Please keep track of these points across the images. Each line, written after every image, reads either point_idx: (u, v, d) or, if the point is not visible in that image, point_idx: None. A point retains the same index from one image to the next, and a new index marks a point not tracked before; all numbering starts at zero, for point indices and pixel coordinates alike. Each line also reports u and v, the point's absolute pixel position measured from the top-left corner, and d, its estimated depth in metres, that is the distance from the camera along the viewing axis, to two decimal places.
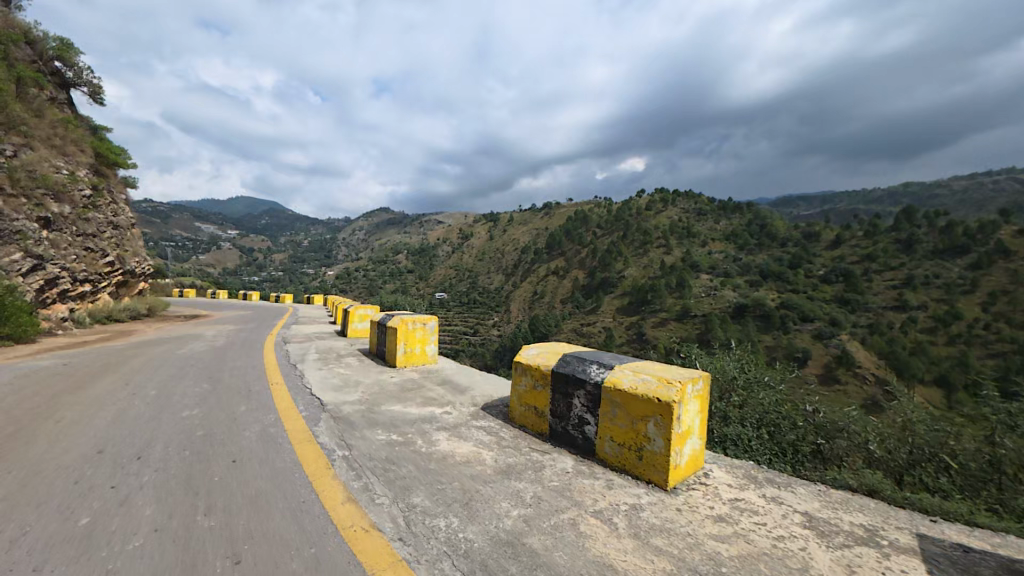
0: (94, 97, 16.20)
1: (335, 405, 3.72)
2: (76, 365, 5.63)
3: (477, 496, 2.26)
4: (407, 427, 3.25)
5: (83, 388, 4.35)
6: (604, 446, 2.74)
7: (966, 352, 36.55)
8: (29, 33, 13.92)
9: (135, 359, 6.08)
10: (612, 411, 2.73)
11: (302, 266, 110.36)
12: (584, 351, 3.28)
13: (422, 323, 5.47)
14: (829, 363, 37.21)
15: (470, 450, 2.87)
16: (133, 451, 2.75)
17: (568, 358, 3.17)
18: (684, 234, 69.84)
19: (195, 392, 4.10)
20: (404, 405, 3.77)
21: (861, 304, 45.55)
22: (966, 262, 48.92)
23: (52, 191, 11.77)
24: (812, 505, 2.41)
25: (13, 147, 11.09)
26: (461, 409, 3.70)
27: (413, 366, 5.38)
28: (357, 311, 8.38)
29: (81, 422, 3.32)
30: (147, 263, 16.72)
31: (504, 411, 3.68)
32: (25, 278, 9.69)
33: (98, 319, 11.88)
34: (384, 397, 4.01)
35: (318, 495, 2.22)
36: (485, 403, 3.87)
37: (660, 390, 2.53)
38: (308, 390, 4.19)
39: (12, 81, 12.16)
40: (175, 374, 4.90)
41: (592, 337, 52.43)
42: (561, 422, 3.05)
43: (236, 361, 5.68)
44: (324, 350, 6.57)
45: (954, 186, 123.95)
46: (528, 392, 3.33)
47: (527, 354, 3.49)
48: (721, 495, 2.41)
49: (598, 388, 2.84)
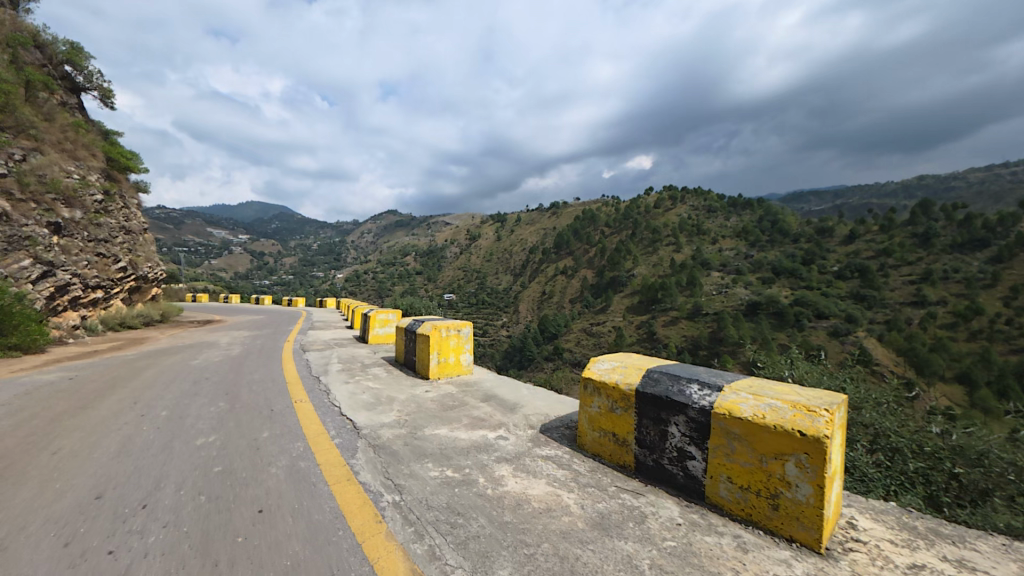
0: (104, 101, 16.05)
1: (371, 429, 3.21)
2: (83, 380, 5.19)
3: (580, 567, 1.71)
4: (462, 458, 2.71)
5: (89, 409, 3.89)
6: (717, 487, 2.20)
7: (988, 348, 35.26)
8: (39, 37, 13.74)
9: (147, 371, 5.61)
10: (728, 445, 2.17)
11: (312, 269, 111.38)
12: (675, 367, 2.73)
13: (456, 330, 4.97)
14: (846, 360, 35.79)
15: (546, 492, 2.33)
16: (139, 498, 2.24)
17: (656, 375, 2.62)
18: (694, 232, 68.71)
19: (210, 414, 3.59)
20: (449, 428, 3.24)
21: (877, 300, 44.08)
22: (986, 255, 47.26)
23: (63, 196, 11.52)
24: (1010, 571, 1.85)
25: (22, 151, 10.84)
26: (518, 433, 3.16)
27: (447, 377, 4.87)
28: (378, 315, 7.90)
29: (79, 455, 2.83)
30: (160, 267, 16.43)
31: (568, 435, 3.15)
32: (35, 285, 9.34)
33: (111, 326, 11.61)
34: (425, 419, 3.47)
35: (373, 568, 1.69)
36: (543, 424, 3.33)
37: (800, 419, 1.98)
38: (336, 411, 3.68)
39: (22, 85, 11.93)
40: (187, 390, 4.41)
41: (602, 337, 51.83)
42: (648, 453, 2.52)
43: (255, 373, 5.21)
44: (347, 360, 6.06)
45: (971, 177, 120.23)
46: (602, 415, 2.80)
47: (597, 368, 2.95)
48: (893, 560, 1.84)
49: (704, 415, 2.29)
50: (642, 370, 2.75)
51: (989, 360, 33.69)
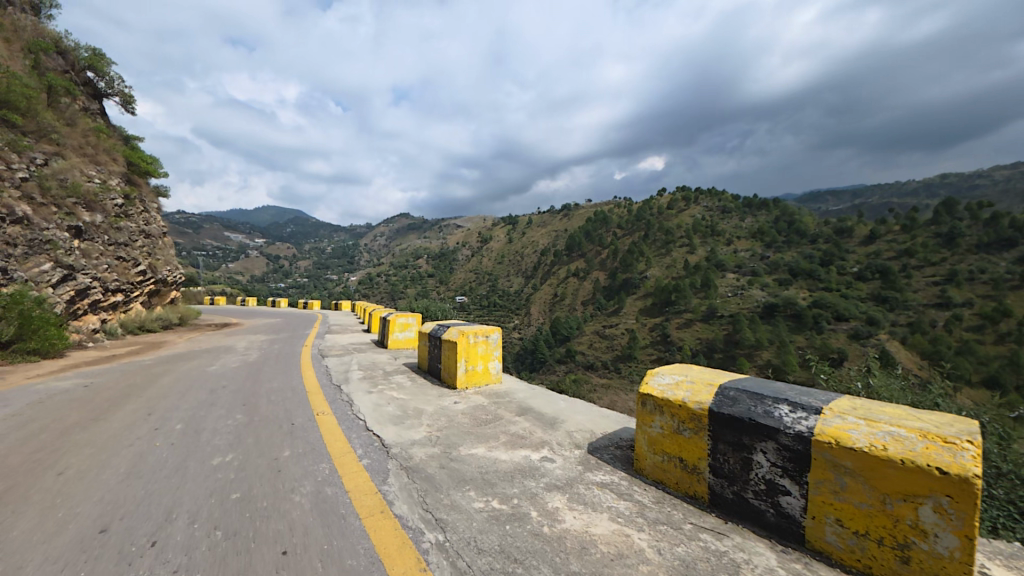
0: (125, 106, 16.24)
1: (402, 448, 2.90)
2: (98, 387, 5.02)
3: None
4: (507, 486, 2.39)
5: (101, 421, 3.67)
6: (823, 530, 1.85)
7: (1017, 351, 32.91)
8: (60, 43, 13.93)
9: (163, 379, 5.41)
10: (838, 480, 1.82)
11: (326, 272, 112.54)
12: (752, 381, 2.38)
13: (485, 336, 4.65)
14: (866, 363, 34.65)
15: (611, 531, 1.99)
16: (149, 533, 1.96)
17: (732, 394, 2.26)
18: (709, 233, 67.42)
19: (227, 428, 3.33)
20: (487, 448, 2.92)
21: (900, 301, 42.55)
22: (1014, 255, 45.14)
23: (84, 200, 11.56)
24: None
25: (44, 156, 10.93)
26: (564, 455, 2.83)
27: (476, 387, 4.55)
28: (398, 319, 7.62)
29: (88, 477, 2.59)
30: (179, 270, 16.50)
31: (621, 457, 2.81)
32: (55, 289, 9.31)
33: (130, 330, 11.59)
34: (458, 436, 3.15)
35: None
36: (591, 444, 3.00)
37: (937, 453, 1.62)
38: (361, 425, 3.39)
39: (44, 91, 12.05)
40: (204, 400, 4.18)
41: (614, 339, 51.22)
42: (725, 483, 2.18)
43: (273, 382, 4.96)
44: (368, 366, 5.78)
45: (997, 175, 115.62)
46: (666, 437, 2.45)
47: (656, 383, 2.60)
48: None
49: (801, 443, 1.93)
50: (713, 386, 2.40)
51: (1017, 364, 30.91)
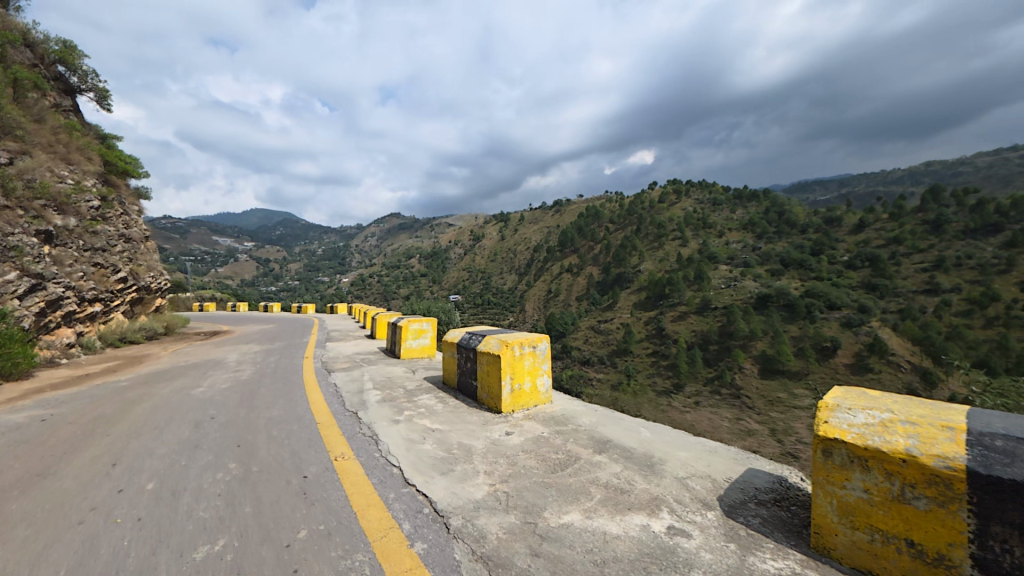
0: (101, 103, 15.12)
1: (464, 521, 2.04)
2: (55, 422, 4.08)
3: None
4: None
5: (46, 478, 2.76)
6: None
7: (1006, 334, 32.01)
8: (28, 35, 12.79)
9: (140, 406, 4.52)
10: None
11: (316, 274, 110.42)
12: (1009, 422, 1.62)
13: (532, 347, 3.83)
14: (861, 352, 34.94)
15: None
16: None
17: (1004, 444, 1.48)
18: (700, 225, 66.95)
19: (217, 486, 2.47)
20: (582, 514, 2.09)
21: (890, 288, 42.21)
22: (1000, 240, 44.71)
23: (55, 203, 10.53)
24: None
25: (8, 154, 9.84)
26: (698, 523, 2.00)
27: (523, 409, 3.73)
28: (411, 325, 6.73)
29: None
30: (164, 277, 15.44)
31: (774, 516, 2.05)
32: (22, 301, 8.29)
33: (110, 342, 10.61)
34: (535, 491, 2.32)
35: None
36: (727, 498, 2.19)
37: None
38: (397, 476, 2.54)
39: (8, 84, 10.95)
40: (190, 440, 3.29)
41: (610, 334, 50.57)
42: None
43: (273, 410, 4.07)
44: (384, 382, 4.95)
45: (980, 162, 115.18)
46: (875, 500, 1.65)
47: (843, 418, 1.81)
48: None
49: None
50: (955, 430, 1.60)
51: (1006, 345, 29.61)
